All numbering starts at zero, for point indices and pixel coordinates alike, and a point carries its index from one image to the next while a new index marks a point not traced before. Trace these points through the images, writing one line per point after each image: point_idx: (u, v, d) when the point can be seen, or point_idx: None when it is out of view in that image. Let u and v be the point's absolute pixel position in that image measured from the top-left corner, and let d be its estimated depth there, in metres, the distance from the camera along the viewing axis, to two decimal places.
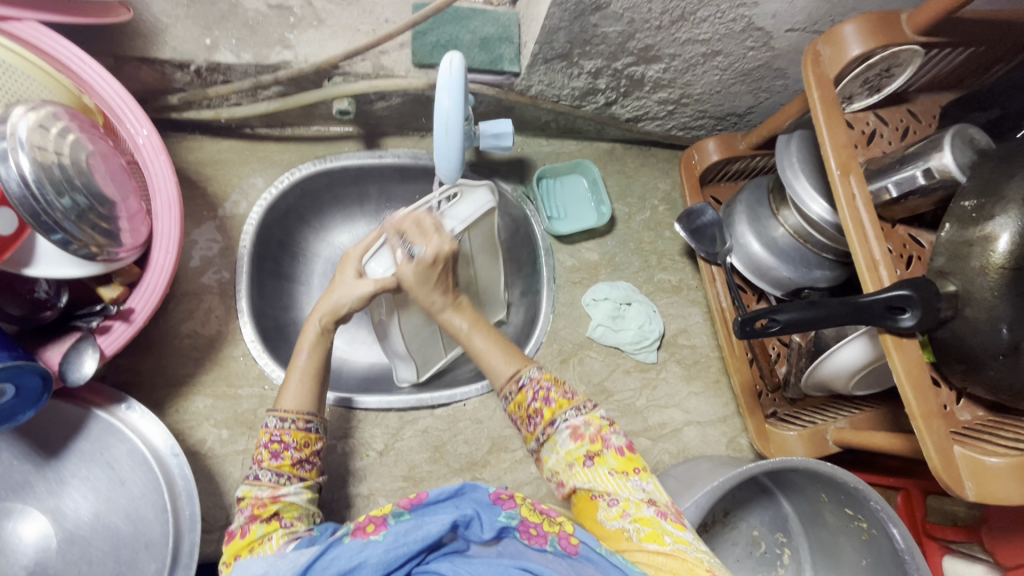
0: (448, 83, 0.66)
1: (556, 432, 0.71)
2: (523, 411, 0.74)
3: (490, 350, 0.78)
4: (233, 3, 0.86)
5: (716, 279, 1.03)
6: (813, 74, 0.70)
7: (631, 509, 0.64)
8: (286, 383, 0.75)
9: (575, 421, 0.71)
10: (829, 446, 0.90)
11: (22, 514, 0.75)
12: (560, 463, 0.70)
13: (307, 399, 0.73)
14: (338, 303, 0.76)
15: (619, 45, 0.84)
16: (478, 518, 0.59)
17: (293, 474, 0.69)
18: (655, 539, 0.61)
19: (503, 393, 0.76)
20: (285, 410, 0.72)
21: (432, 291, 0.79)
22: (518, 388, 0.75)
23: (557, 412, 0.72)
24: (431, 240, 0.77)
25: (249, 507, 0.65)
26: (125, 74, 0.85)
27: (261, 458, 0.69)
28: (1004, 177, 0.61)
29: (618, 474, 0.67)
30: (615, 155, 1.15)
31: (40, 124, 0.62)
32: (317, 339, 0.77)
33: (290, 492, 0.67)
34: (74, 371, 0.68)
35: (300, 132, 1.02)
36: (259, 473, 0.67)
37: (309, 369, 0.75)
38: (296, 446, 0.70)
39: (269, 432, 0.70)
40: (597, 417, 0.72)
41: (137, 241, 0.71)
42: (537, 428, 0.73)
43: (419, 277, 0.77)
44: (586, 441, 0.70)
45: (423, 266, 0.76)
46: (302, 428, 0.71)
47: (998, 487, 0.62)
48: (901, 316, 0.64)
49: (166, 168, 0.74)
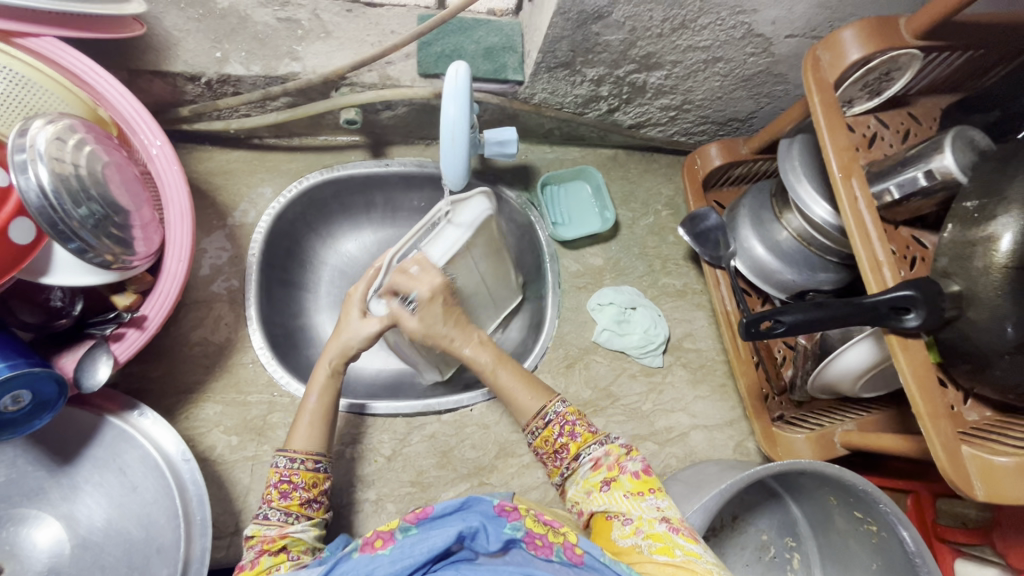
0: (454, 93, 0.67)
1: (580, 466, 0.76)
2: (548, 447, 0.79)
3: (513, 384, 0.83)
4: (242, 16, 0.88)
5: (720, 284, 1.04)
6: (813, 78, 0.70)
7: (645, 527, 0.64)
8: (297, 420, 0.77)
9: (597, 452, 0.75)
10: (837, 449, 0.90)
11: (36, 520, 0.76)
12: (579, 492, 0.73)
13: (316, 440, 0.75)
14: (347, 345, 0.81)
15: (621, 53, 0.85)
16: (484, 529, 0.58)
17: (301, 513, 0.70)
18: (667, 551, 0.61)
19: (528, 428, 0.81)
20: (294, 449, 0.73)
21: (443, 330, 0.85)
22: (545, 424, 0.79)
23: (582, 446, 0.77)
24: (423, 282, 0.81)
25: (257, 544, 0.65)
26: (138, 87, 0.87)
27: (270, 498, 0.70)
28: (1004, 178, 0.62)
29: (633, 495, 0.69)
30: (618, 161, 1.16)
31: (58, 136, 0.64)
32: (327, 382, 0.80)
33: (298, 529, 0.68)
34: (88, 377, 0.69)
35: (307, 142, 1.04)
36: (268, 512, 0.68)
37: (318, 411, 0.77)
38: (304, 486, 0.71)
39: (280, 472, 0.71)
40: (617, 446, 0.75)
41: (149, 250, 0.73)
42: (563, 463, 0.78)
43: (424, 320, 0.83)
44: (604, 469, 0.73)
45: (427, 307, 0.82)
46: (311, 469, 0.72)
47: (1006, 488, 0.62)
48: (905, 316, 0.64)
49: (178, 179, 0.76)
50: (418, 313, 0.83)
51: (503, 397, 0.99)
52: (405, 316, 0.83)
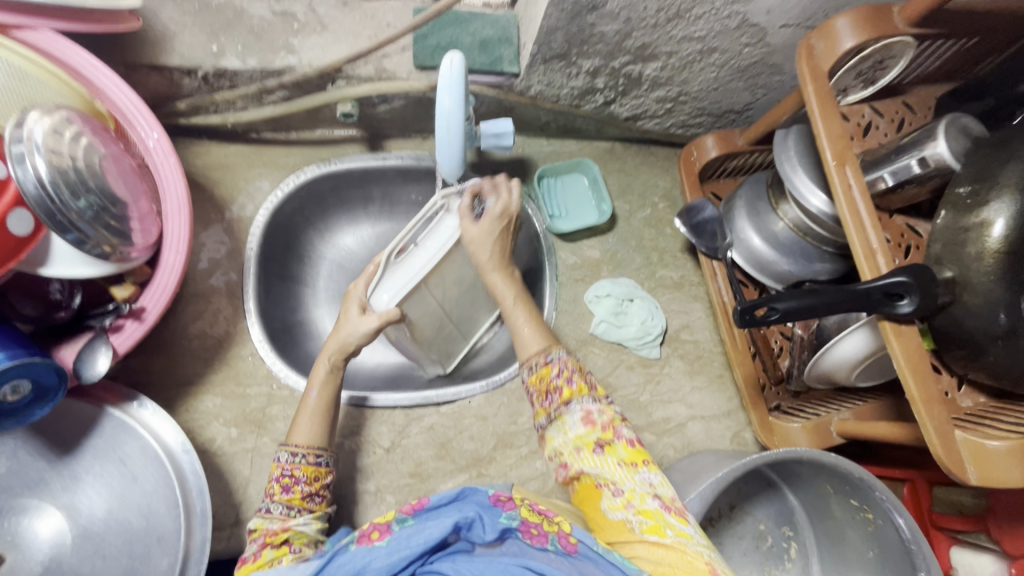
0: (448, 82, 0.67)
1: (568, 413, 0.72)
2: (543, 385, 0.75)
3: (525, 324, 0.81)
4: (239, 10, 0.88)
5: (716, 275, 1.04)
6: (807, 67, 0.71)
7: (635, 501, 0.65)
8: (297, 416, 0.77)
9: (590, 406, 0.72)
10: (833, 437, 0.90)
11: (37, 510, 0.77)
12: (567, 445, 0.71)
13: (317, 433, 0.75)
14: (346, 341, 0.79)
15: (617, 44, 0.85)
16: (480, 520, 0.59)
17: (303, 506, 0.70)
18: (658, 531, 0.62)
19: (527, 363, 0.78)
20: (296, 444, 0.73)
21: (490, 249, 0.83)
22: (546, 361, 0.76)
23: (575, 395, 0.73)
24: (502, 197, 0.85)
25: (260, 536, 0.66)
26: (135, 81, 0.88)
27: (273, 491, 0.70)
28: (997, 164, 0.62)
29: (627, 465, 0.68)
30: (614, 154, 1.16)
31: (55, 128, 0.64)
32: (327, 377, 0.79)
33: (300, 522, 0.68)
34: (88, 368, 0.70)
35: (304, 136, 1.04)
36: (270, 506, 0.69)
37: (318, 408, 0.77)
38: (307, 480, 0.71)
39: (281, 467, 0.71)
40: (611, 408, 0.73)
41: (147, 242, 0.73)
42: (552, 405, 0.74)
43: (482, 232, 0.82)
44: (597, 428, 0.70)
45: (494, 220, 0.83)
46: (312, 462, 0.73)
47: (1000, 471, 0.62)
48: (898, 303, 0.65)
49: (176, 171, 0.76)
50: (489, 218, 0.83)
51: (501, 389, 1.00)
52: (469, 215, 0.83)
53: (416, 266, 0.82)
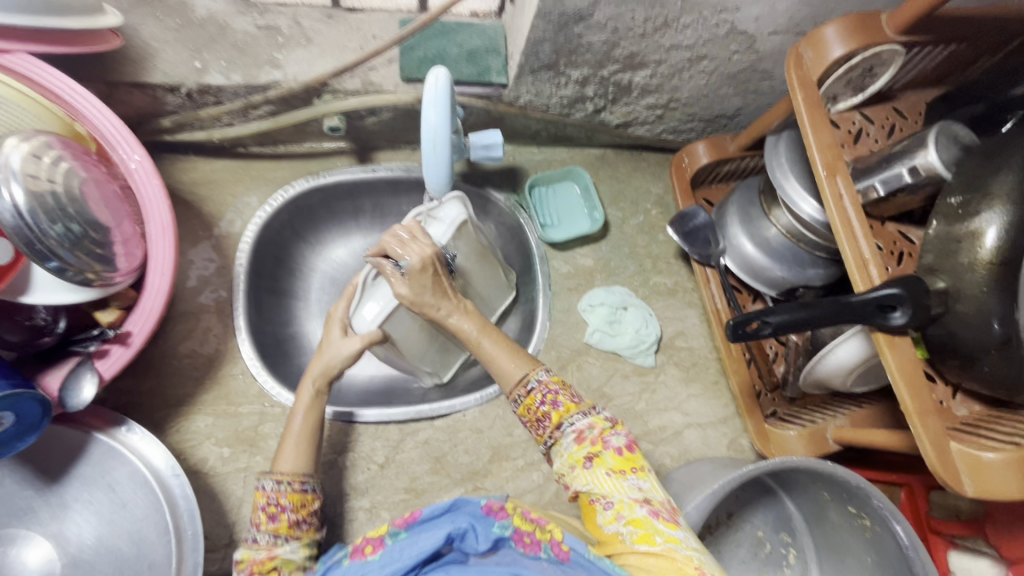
0: (434, 99, 0.66)
1: (563, 436, 0.73)
2: (531, 415, 0.76)
3: (499, 354, 0.78)
4: (222, 25, 0.87)
5: (710, 281, 1.04)
6: (796, 76, 0.70)
7: (625, 512, 0.64)
8: (284, 441, 0.76)
9: (580, 424, 0.73)
10: (830, 445, 0.90)
11: (25, 540, 0.76)
12: (564, 466, 0.72)
13: (303, 459, 0.75)
14: (329, 364, 0.79)
15: (605, 53, 0.85)
16: (473, 530, 0.57)
17: (291, 534, 0.69)
18: (647, 540, 0.60)
19: (512, 396, 0.78)
20: (281, 471, 0.73)
21: (435, 300, 0.79)
22: (528, 391, 0.76)
23: (564, 415, 0.74)
24: (416, 249, 0.79)
25: (246, 567, 0.65)
26: (118, 99, 0.87)
27: (258, 521, 0.69)
28: (988, 173, 0.62)
29: (615, 473, 0.68)
30: (606, 161, 1.15)
31: (34, 154, 0.64)
32: (313, 401, 0.79)
33: (287, 550, 0.68)
34: (73, 397, 0.69)
35: (292, 149, 1.03)
36: (256, 536, 0.68)
37: (303, 433, 0.77)
38: (292, 508, 0.70)
39: (265, 494, 0.70)
40: (602, 419, 0.73)
41: (132, 265, 0.72)
42: (546, 431, 0.75)
43: (413, 290, 0.78)
44: (588, 444, 0.71)
45: (422, 265, 0.78)
46: (298, 490, 0.72)
47: (993, 482, 0.61)
48: (891, 314, 0.64)
49: (159, 193, 0.75)
50: (410, 279, 0.77)
51: (495, 401, 0.99)
52: (397, 279, 0.79)
53: (396, 285, 0.84)
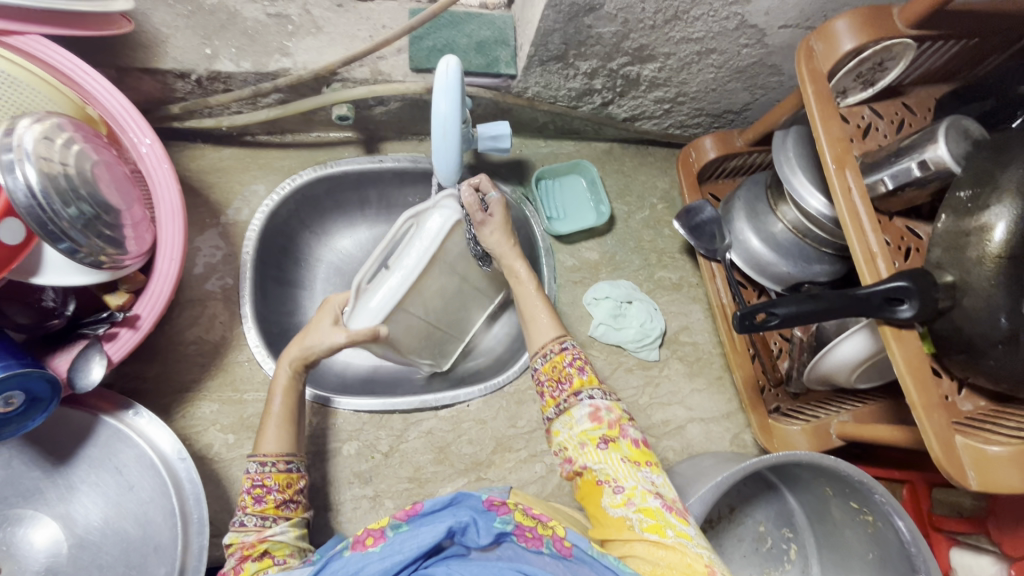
0: (445, 86, 0.67)
1: (577, 407, 0.73)
2: (555, 373, 0.78)
3: (541, 313, 0.84)
4: (232, 12, 0.88)
5: (716, 276, 1.04)
6: (807, 68, 0.70)
7: (636, 500, 0.65)
8: (263, 425, 0.76)
9: (598, 401, 0.73)
10: (832, 440, 0.90)
11: (32, 520, 0.77)
12: (571, 440, 0.72)
13: (285, 442, 0.75)
14: (308, 350, 0.80)
15: (614, 45, 0.85)
16: (474, 523, 0.57)
17: (279, 515, 0.70)
18: (658, 530, 0.62)
19: (542, 351, 0.81)
20: (264, 453, 0.73)
21: (508, 236, 0.87)
22: (560, 350, 0.79)
23: (585, 385, 0.75)
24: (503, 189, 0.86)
25: (237, 550, 0.65)
26: (128, 85, 0.87)
27: (245, 504, 0.69)
28: (998, 167, 0.62)
29: (631, 462, 0.69)
30: (612, 155, 1.15)
31: (45, 135, 0.64)
32: (289, 383, 0.80)
33: (277, 532, 0.68)
34: (82, 378, 0.69)
35: (300, 138, 1.03)
36: (244, 519, 0.68)
37: (282, 415, 0.77)
38: (279, 488, 0.71)
39: (251, 478, 0.71)
40: (619, 407, 0.74)
41: (141, 249, 0.73)
42: (561, 395, 0.76)
43: (501, 223, 0.85)
44: (604, 425, 0.72)
45: (501, 210, 0.86)
46: (283, 470, 0.73)
47: (1000, 477, 0.62)
48: (899, 307, 0.64)
49: (169, 177, 0.76)
50: (497, 209, 0.85)
51: (499, 392, 0.99)
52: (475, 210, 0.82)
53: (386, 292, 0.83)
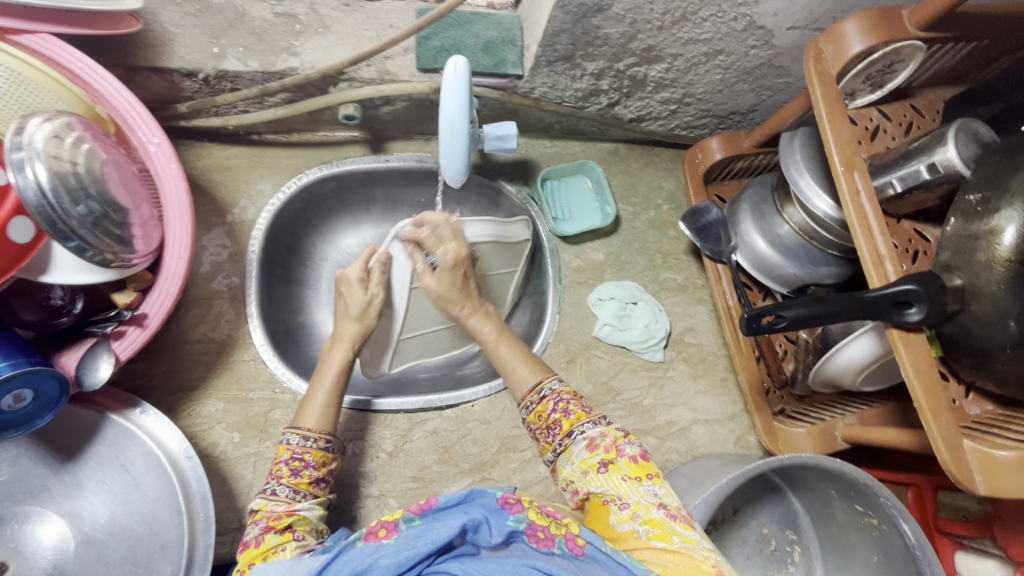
0: (453, 87, 0.67)
1: (573, 444, 0.75)
2: (543, 421, 0.79)
3: (514, 361, 0.86)
4: (239, 11, 0.88)
5: (721, 277, 1.03)
6: (816, 70, 0.69)
7: (642, 512, 0.65)
8: (309, 400, 0.77)
9: (591, 432, 0.75)
10: (838, 442, 0.91)
11: (39, 518, 0.77)
12: (576, 472, 0.73)
13: (328, 418, 0.76)
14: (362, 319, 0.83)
15: (622, 46, 0.84)
16: (487, 522, 0.57)
17: (309, 491, 0.70)
18: (663, 538, 0.61)
19: (523, 402, 0.83)
20: (307, 428, 0.74)
21: (460, 298, 0.86)
22: (540, 398, 0.81)
23: (575, 423, 0.77)
24: (450, 248, 0.83)
25: (263, 519, 0.65)
26: (135, 83, 0.87)
27: (280, 474, 0.70)
28: (1008, 171, 0.62)
29: (631, 479, 0.69)
30: (618, 155, 1.15)
31: (55, 134, 0.64)
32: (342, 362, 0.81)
33: (305, 507, 0.68)
34: (90, 375, 0.69)
35: (306, 138, 1.03)
36: (276, 488, 0.68)
37: (334, 390, 0.78)
38: (315, 465, 0.72)
39: (291, 449, 0.72)
40: (613, 429, 0.75)
41: (149, 248, 0.73)
42: (555, 439, 0.78)
43: (440, 284, 0.84)
44: (601, 450, 0.73)
45: (447, 273, 0.84)
46: (322, 447, 0.73)
47: (1007, 482, 0.62)
48: (907, 311, 0.64)
49: (177, 177, 0.76)
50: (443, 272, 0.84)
51: (504, 392, 1.00)
52: (426, 273, 0.85)
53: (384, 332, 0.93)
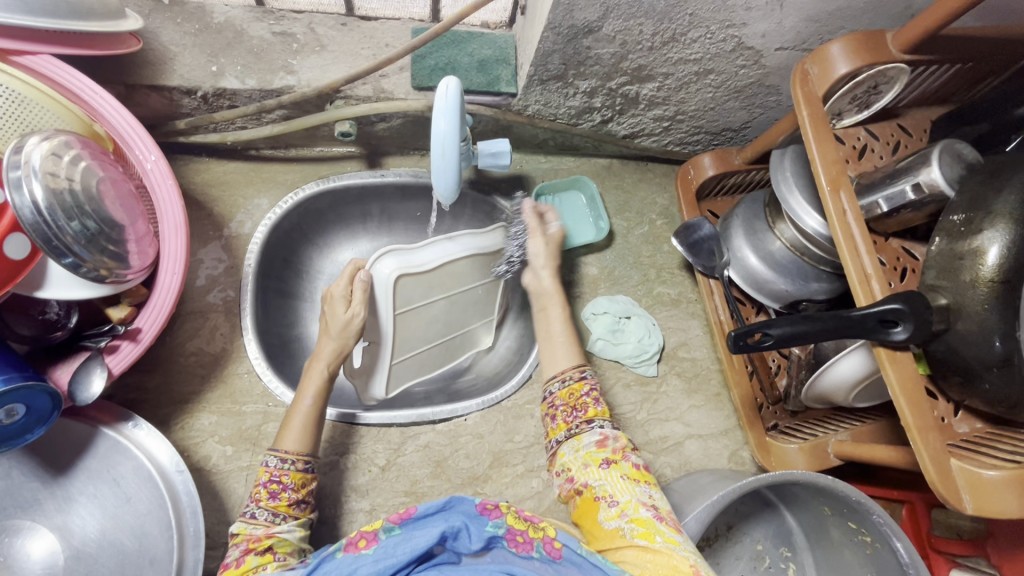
0: (444, 107, 0.68)
1: (587, 433, 0.75)
2: (572, 400, 0.78)
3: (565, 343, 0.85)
4: (238, 30, 0.90)
5: (713, 293, 1.04)
6: (801, 91, 0.71)
7: (629, 511, 0.66)
8: (287, 422, 0.78)
9: (608, 430, 0.75)
10: (831, 458, 0.90)
11: (30, 532, 0.78)
12: (576, 461, 0.73)
13: (306, 441, 0.76)
14: (338, 345, 0.83)
15: (613, 65, 0.86)
16: (466, 530, 0.56)
17: (289, 513, 0.71)
18: (647, 536, 0.62)
19: (561, 376, 0.81)
20: (284, 450, 0.75)
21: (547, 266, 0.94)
22: (579, 377, 0.80)
23: (599, 415, 0.76)
24: None
25: (243, 542, 0.66)
26: (135, 101, 0.89)
27: (258, 497, 0.70)
28: (991, 192, 0.62)
29: (630, 480, 0.69)
30: (612, 171, 1.16)
31: (54, 152, 0.65)
32: (321, 383, 0.81)
33: (284, 529, 0.69)
34: (82, 390, 0.70)
35: (304, 153, 1.05)
36: (255, 511, 0.69)
37: (311, 413, 0.79)
38: (293, 487, 0.72)
39: (269, 472, 0.72)
40: (626, 437, 0.75)
41: (144, 263, 0.74)
42: (574, 420, 0.77)
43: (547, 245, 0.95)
44: (609, 449, 0.73)
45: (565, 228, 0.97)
46: (300, 469, 0.74)
47: (998, 502, 0.61)
48: (892, 329, 0.65)
49: (172, 194, 0.76)
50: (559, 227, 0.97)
51: (496, 406, 1.00)
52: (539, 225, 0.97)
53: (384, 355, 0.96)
